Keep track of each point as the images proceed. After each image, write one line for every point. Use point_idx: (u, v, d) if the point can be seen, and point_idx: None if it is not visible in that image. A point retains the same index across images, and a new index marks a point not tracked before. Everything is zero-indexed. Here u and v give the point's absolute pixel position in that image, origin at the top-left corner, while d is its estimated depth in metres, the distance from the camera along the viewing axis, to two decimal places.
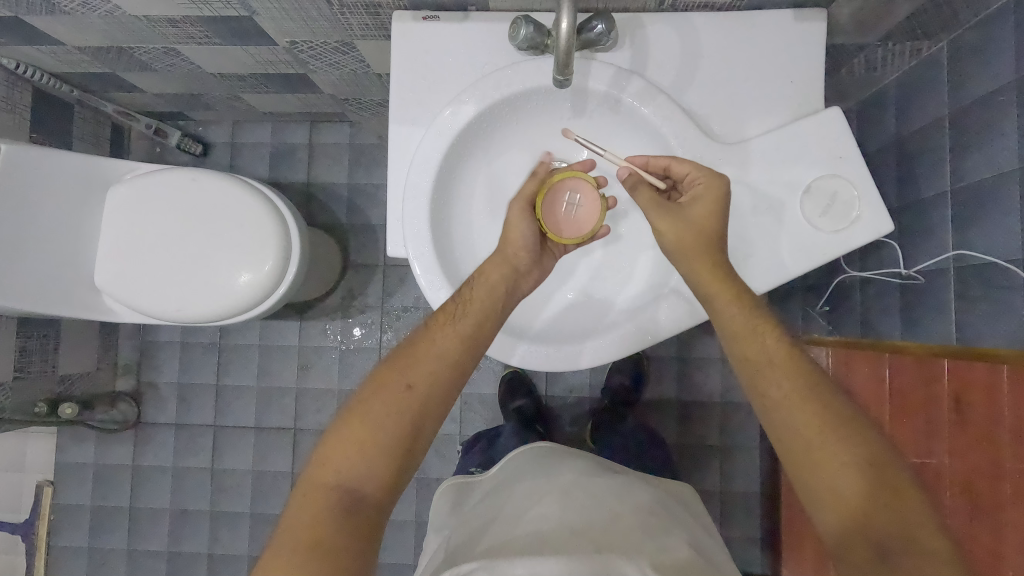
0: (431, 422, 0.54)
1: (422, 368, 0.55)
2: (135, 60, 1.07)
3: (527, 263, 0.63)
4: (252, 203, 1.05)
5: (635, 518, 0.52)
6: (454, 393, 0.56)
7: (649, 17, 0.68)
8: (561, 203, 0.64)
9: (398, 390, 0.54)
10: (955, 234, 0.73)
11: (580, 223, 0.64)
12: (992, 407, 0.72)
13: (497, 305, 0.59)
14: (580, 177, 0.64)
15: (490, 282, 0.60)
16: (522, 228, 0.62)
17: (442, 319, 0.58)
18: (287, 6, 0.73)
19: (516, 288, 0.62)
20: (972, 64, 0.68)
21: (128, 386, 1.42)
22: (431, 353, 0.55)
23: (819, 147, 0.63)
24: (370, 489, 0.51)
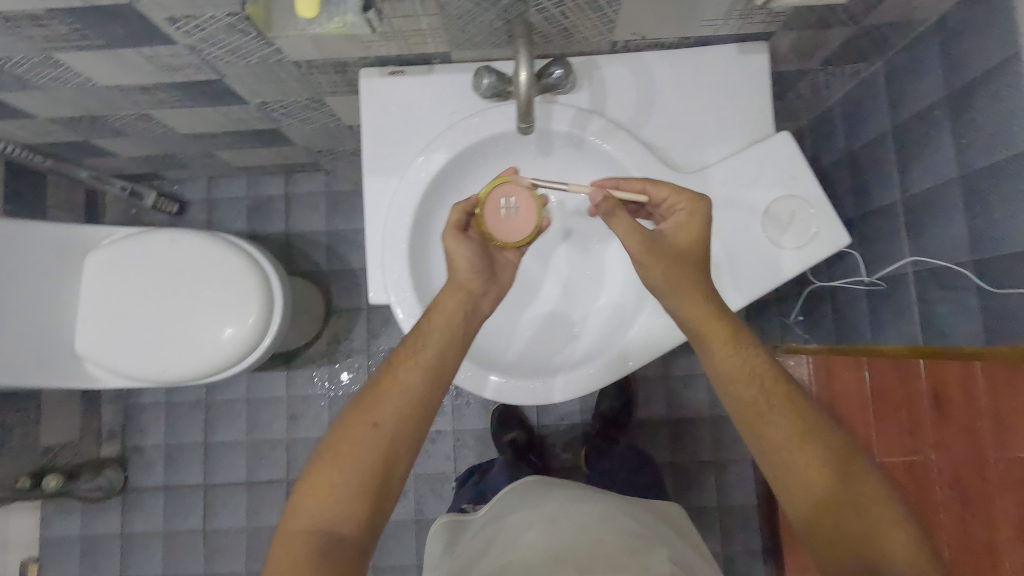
0: (401, 456, 0.54)
1: (388, 406, 0.54)
2: (108, 126, 1.09)
3: (481, 284, 0.60)
4: (229, 258, 1.06)
5: (620, 539, 0.53)
6: (425, 426, 0.55)
7: (604, 58, 0.72)
8: (497, 209, 0.63)
9: (365, 429, 0.53)
10: (909, 241, 0.77)
11: (520, 225, 0.63)
12: (970, 398, 0.73)
13: (461, 331, 0.58)
14: (511, 180, 0.63)
15: (446, 312, 0.58)
16: (460, 250, 0.60)
17: (404, 355, 0.57)
18: (258, 69, 0.76)
19: (480, 309, 0.61)
20: (907, 82, 0.74)
21: (114, 452, 1.39)
22: (394, 389, 0.55)
23: (773, 170, 0.67)
24: (345, 529, 0.50)
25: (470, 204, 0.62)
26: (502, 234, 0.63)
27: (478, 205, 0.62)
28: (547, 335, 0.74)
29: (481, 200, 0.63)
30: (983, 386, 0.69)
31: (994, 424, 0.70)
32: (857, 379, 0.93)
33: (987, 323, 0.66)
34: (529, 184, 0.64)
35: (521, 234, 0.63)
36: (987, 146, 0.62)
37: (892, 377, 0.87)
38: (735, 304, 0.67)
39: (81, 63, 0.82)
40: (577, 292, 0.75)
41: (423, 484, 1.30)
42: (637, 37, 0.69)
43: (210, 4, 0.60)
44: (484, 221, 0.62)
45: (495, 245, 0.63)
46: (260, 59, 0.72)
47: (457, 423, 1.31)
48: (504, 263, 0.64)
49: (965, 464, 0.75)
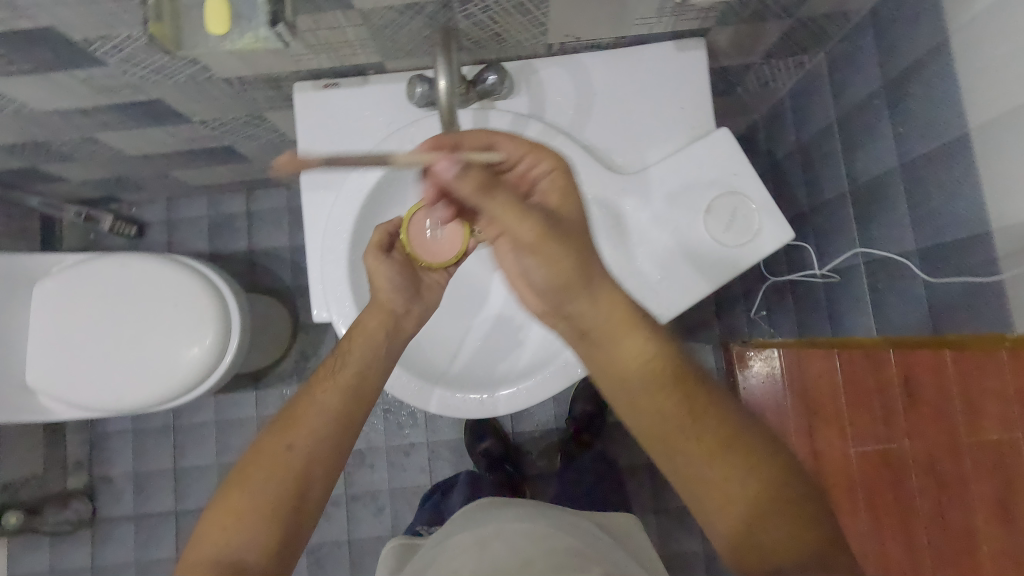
0: (315, 478, 0.53)
1: (304, 426, 0.54)
2: (53, 152, 1.06)
3: (403, 303, 0.60)
4: (183, 280, 1.04)
5: (548, 559, 0.51)
6: (344, 448, 0.56)
7: (540, 62, 0.71)
8: (422, 229, 0.61)
9: (278, 452, 0.53)
10: (859, 231, 0.76)
11: (446, 245, 0.61)
12: (942, 384, 0.71)
13: (381, 350, 0.59)
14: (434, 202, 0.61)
15: (368, 333, 0.59)
16: (381, 270, 0.60)
17: (322, 377, 0.57)
18: (190, 88, 0.74)
19: (403, 329, 0.61)
20: (847, 73, 0.73)
21: (80, 483, 1.35)
22: (309, 411, 0.55)
23: (712, 168, 0.66)
24: (252, 555, 0.48)
25: (391, 226, 0.62)
26: (428, 253, 0.61)
27: (402, 224, 0.61)
28: (491, 345, 0.73)
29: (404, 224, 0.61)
30: (956, 373, 0.68)
31: (967, 410, 0.68)
32: (825, 371, 0.87)
33: (933, 312, 0.66)
34: None
35: (447, 253, 0.61)
36: (925, 134, 0.62)
37: (862, 368, 0.82)
38: (678, 306, 0.67)
39: (11, 89, 0.80)
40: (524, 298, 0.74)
41: (399, 499, 1.28)
42: (571, 38, 0.68)
43: (123, 24, 0.58)
44: (409, 241, 0.61)
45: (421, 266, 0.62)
46: (188, 77, 0.71)
47: (430, 436, 1.29)
48: (430, 284, 0.63)
49: (939, 453, 0.74)
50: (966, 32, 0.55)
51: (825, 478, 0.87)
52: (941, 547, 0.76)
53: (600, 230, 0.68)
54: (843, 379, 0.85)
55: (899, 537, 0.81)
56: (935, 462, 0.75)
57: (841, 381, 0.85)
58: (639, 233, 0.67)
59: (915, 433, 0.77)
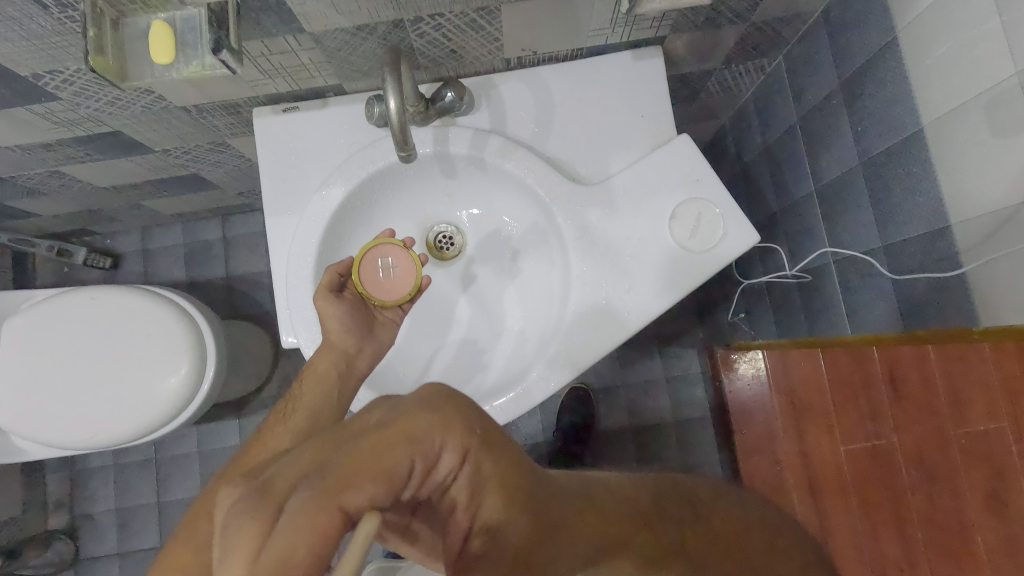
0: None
1: (248, 482, 0.50)
2: (20, 187, 1.05)
3: (355, 342, 0.59)
4: (156, 311, 1.02)
5: None
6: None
7: (499, 76, 0.71)
8: (374, 270, 0.61)
9: (220, 509, 0.48)
10: (827, 231, 0.76)
11: (378, 285, 0.61)
12: (926, 376, 0.70)
13: (335, 390, 0.56)
14: (387, 240, 0.62)
15: (319, 373, 0.57)
16: (332, 311, 0.59)
17: (274, 423, 0.55)
18: (148, 118, 0.73)
19: (355, 371, 0.58)
20: (805, 74, 0.74)
21: (62, 522, 1.32)
22: (257, 463, 0.51)
23: (675, 175, 0.66)
24: None
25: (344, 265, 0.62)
26: (362, 280, 0.61)
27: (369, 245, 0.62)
28: (462, 363, 0.71)
29: (356, 263, 0.61)
30: (941, 365, 0.68)
31: (953, 397, 0.69)
32: (812, 371, 0.79)
33: (902, 308, 0.66)
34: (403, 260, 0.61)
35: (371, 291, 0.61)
36: (881, 132, 0.62)
37: (846, 366, 0.76)
38: (650, 314, 0.65)
39: None
40: (493, 315, 0.73)
41: None
42: (528, 52, 0.69)
43: (70, 57, 0.58)
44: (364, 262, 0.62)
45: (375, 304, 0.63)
46: (144, 108, 0.70)
47: None
48: (384, 321, 0.62)
49: (927, 446, 0.72)
50: (913, 30, 0.56)
51: (813, 479, 0.80)
52: (932, 543, 0.72)
53: (567, 242, 0.67)
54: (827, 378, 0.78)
55: (892, 539, 0.75)
56: (923, 457, 0.72)
57: (825, 380, 0.78)
58: (606, 243, 0.66)
59: (903, 426, 0.73)
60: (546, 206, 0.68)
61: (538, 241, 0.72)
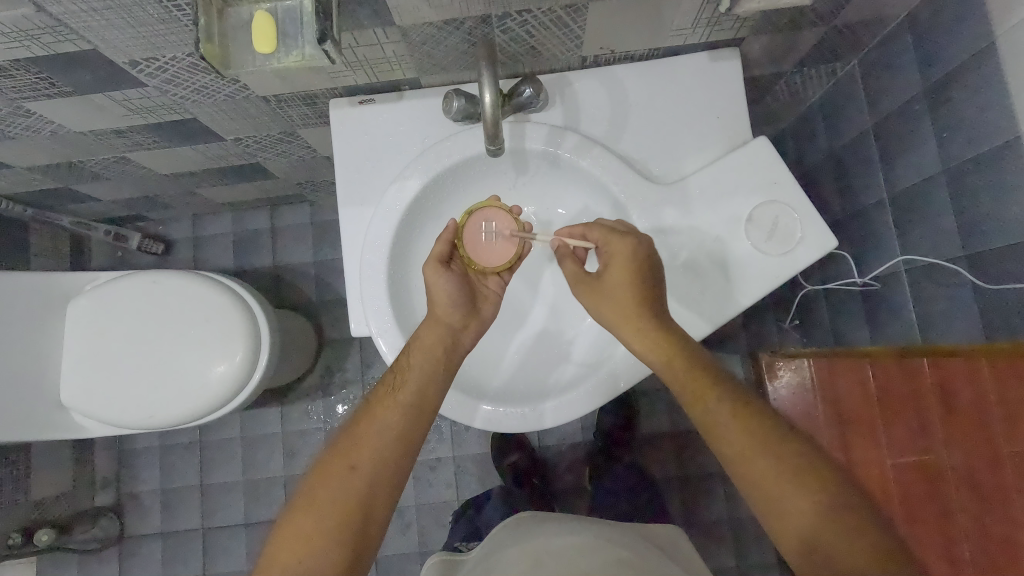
0: (380, 502, 0.53)
1: (366, 447, 0.54)
2: (86, 172, 1.08)
3: (459, 317, 0.61)
4: (215, 296, 1.04)
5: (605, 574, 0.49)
6: (403, 468, 0.55)
7: (575, 74, 0.71)
8: (477, 232, 0.64)
9: (342, 472, 0.53)
10: (901, 239, 0.75)
11: (486, 250, 0.63)
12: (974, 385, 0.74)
13: (441, 366, 0.59)
14: (495, 205, 0.64)
15: (425, 349, 0.59)
16: (441, 283, 0.60)
17: (382, 397, 0.57)
18: (227, 106, 0.76)
19: (460, 346, 0.61)
20: (883, 79, 0.73)
21: (109, 500, 1.36)
22: (371, 432, 0.55)
23: (752, 177, 0.66)
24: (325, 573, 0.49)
25: (452, 235, 0.62)
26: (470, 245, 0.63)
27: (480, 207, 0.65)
28: (532, 357, 0.72)
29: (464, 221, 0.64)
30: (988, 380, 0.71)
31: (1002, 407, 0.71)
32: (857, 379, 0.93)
33: (984, 319, 0.65)
34: (511, 208, 0.65)
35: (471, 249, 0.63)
36: (971, 139, 0.61)
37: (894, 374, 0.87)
38: (724, 314, 0.66)
39: (50, 111, 0.81)
40: (561, 310, 0.74)
41: (425, 514, 1.26)
42: (606, 50, 0.68)
43: (169, 44, 0.59)
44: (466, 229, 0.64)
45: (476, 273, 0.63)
46: (227, 96, 0.72)
47: (456, 450, 1.27)
48: (486, 295, 0.64)
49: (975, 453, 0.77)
50: (1013, 36, 0.54)
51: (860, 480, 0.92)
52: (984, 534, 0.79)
53: None
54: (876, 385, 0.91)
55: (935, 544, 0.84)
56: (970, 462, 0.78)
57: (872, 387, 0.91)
58: (679, 245, 0.66)
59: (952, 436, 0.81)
60: (620, 205, 0.68)
61: None
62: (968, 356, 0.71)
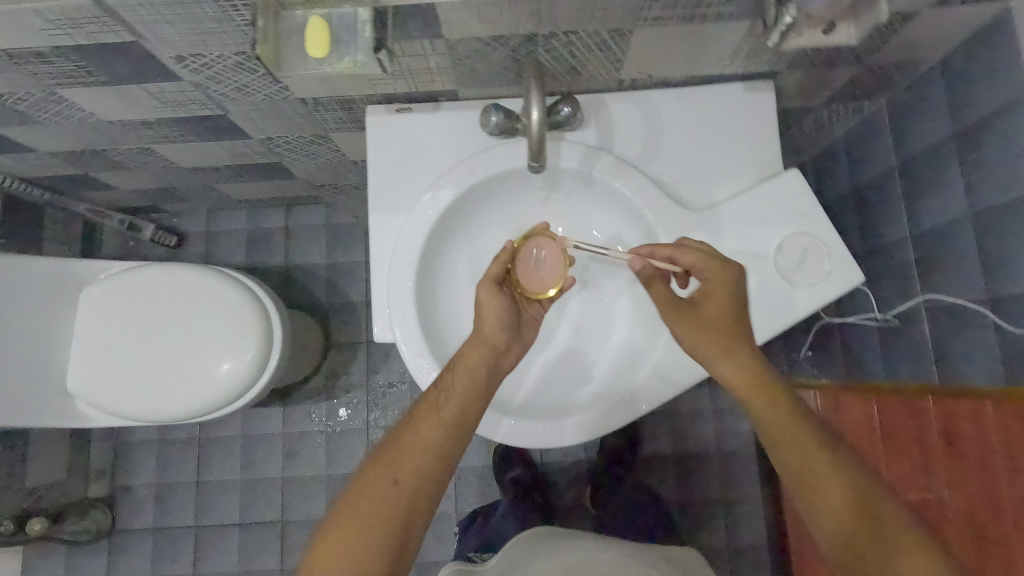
0: (419, 517, 0.53)
1: (408, 462, 0.54)
2: (109, 160, 1.08)
3: (506, 341, 0.60)
4: (231, 292, 1.04)
5: None
6: (442, 485, 0.55)
7: (611, 96, 0.72)
8: (528, 259, 0.65)
9: (384, 486, 0.53)
10: (922, 278, 0.76)
11: (542, 278, 0.64)
12: (981, 429, 0.72)
13: (483, 387, 0.58)
14: (545, 234, 0.66)
15: (470, 367, 0.58)
16: (493, 306, 0.61)
17: (425, 411, 0.57)
18: (264, 105, 0.76)
19: (501, 369, 0.60)
20: (911, 120, 0.74)
21: (101, 491, 1.34)
22: (412, 448, 0.54)
23: (782, 209, 0.67)
24: None
25: (507, 258, 0.63)
26: (524, 275, 0.64)
27: (532, 235, 0.66)
28: (555, 374, 0.72)
29: (518, 246, 0.65)
30: (996, 426, 0.69)
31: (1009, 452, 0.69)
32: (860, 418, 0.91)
33: (1005, 363, 0.65)
34: (560, 238, 0.66)
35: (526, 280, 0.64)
36: (1000, 185, 0.62)
37: (899, 415, 0.85)
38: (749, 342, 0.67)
39: (83, 99, 0.81)
40: (585, 331, 0.74)
41: None
42: (644, 75, 0.69)
43: (218, 42, 0.60)
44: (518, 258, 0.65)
45: (522, 296, 0.65)
46: (266, 96, 0.73)
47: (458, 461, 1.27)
48: (527, 320, 0.64)
49: (979, 504, 0.74)
50: None
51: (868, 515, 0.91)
52: None
53: None
54: (880, 426, 0.89)
55: None
56: (974, 513, 0.75)
57: (877, 427, 0.89)
58: None
59: (953, 485, 0.78)
60: (651, 227, 0.69)
61: None
62: (976, 398, 0.70)
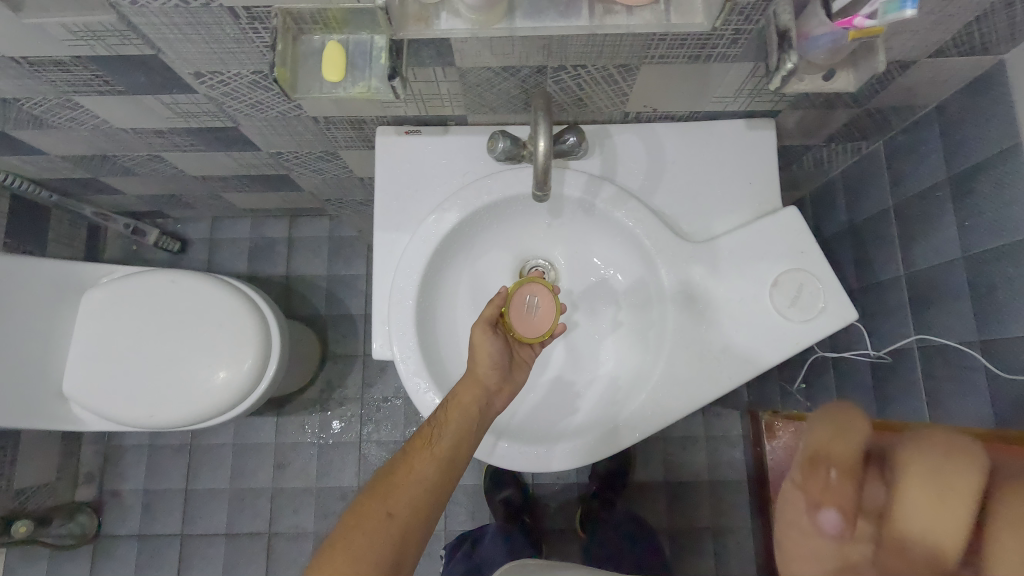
0: (411, 548, 0.54)
1: (403, 495, 0.55)
2: (118, 166, 1.09)
3: (497, 380, 0.63)
4: (232, 303, 1.05)
5: None
6: (433, 518, 0.56)
7: (616, 127, 0.73)
8: (521, 306, 0.64)
9: (378, 518, 0.53)
10: (916, 318, 0.77)
11: (534, 324, 0.64)
12: None
13: (474, 424, 0.60)
14: (540, 281, 0.65)
15: (463, 405, 0.60)
16: (486, 345, 0.63)
17: (420, 445, 0.58)
18: (276, 122, 0.78)
19: (492, 408, 0.62)
20: (907, 163, 0.76)
21: (90, 495, 1.33)
22: (408, 481, 0.56)
23: (780, 244, 0.68)
24: None
25: (502, 301, 0.65)
26: (516, 321, 0.64)
27: (526, 281, 0.65)
28: (551, 399, 0.73)
29: (513, 289, 0.65)
30: None
31: None
32: None
33: (995, 405, 0.66)
34: (554, 286, 0.66)
35: (518, 326, 0.63)
36: (993, 230, 0.64)
37: None
38: (744, 374, 0.67)
39: (98, 107, 0.82)
40: (582, 359, 0.75)
41: None
42: (649, 109, 0.71)
43: (236, 61, 0.62)
44: (510, 303, 0.64)
45: (513, 339, 0.66)
46: (279, 113, 0.75)
47: None
48: (519, 360, 0.67)
49: None
50: None
51: None
52: None
53: (667, 294, 0.69)
54: None
55: None
56: None
57: None
58: (705, 302, 0.68)
59: None
60: (650, 256, 0.70)
61: (640, 299, 0.74)
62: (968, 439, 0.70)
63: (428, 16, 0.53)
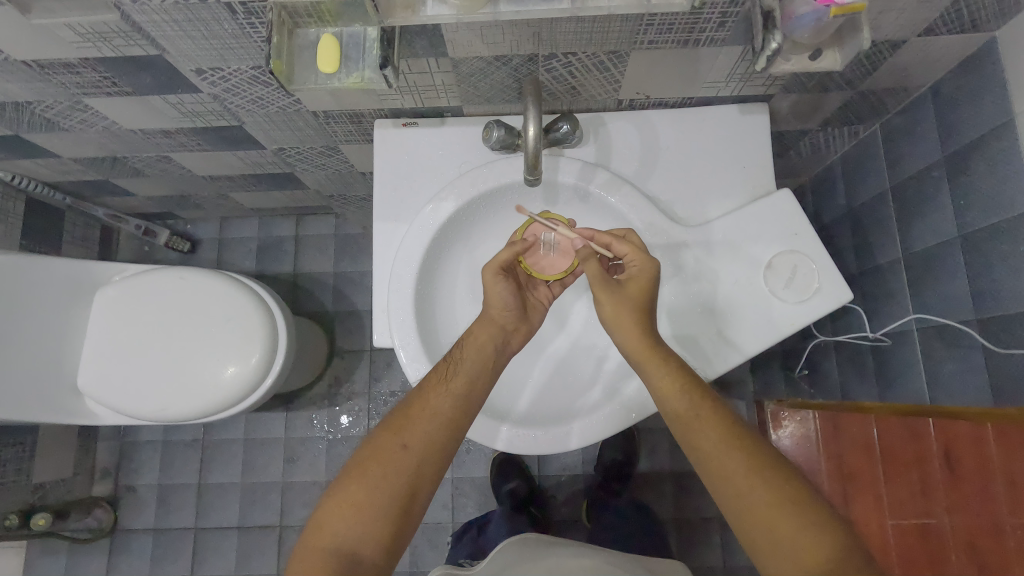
0: (426, 480, 0.56)
1: (417, 429, 0.56)
2: (128, 167, 1.12)
3: (513, 321, 0.64)
4: (240, 297, 1.07)
5: None
6: (448, 451, 0.57)
7: (610, 115, 0.74)
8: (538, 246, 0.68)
9: (393, 450, 0.55)
10: (914, 299, 0.77)
11: (550, 262, 0.68)
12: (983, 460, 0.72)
13: (490, 361, 0.61)
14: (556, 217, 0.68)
15: (479, 343, 0.61)
16: (498, 287, 0.63)
17: (435, 381, 0.59)
18: (278, 117, 0.79)
19: (508, 346, 0.64)
20: (903, 145, 0.76)
21: (106, 490, 1.36)
22: (422, 416, 0.57)
23: (774, 227, 0.69)
24: (369, 550, 0.52)
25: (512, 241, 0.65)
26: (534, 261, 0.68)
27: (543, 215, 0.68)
28: (554, 382, 0.74)
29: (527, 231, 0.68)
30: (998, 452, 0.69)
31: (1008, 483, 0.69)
32: (860, 436, 0.89)
33: (993, 383, 0.66)
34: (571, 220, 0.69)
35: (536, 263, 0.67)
36: (988, 208, 0.64)
37: (898, 437, 0.83)
38: (740, 356, 0.68)
39: (106, 108, 0.85)
40: (586, 344, 0.77)
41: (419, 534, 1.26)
42: (642, 96, 0.72)
43: (235, 55, 0.63)
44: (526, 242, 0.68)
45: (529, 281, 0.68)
46: (279, 108, 0.76)
47: (455, 471, 1.28)
48: (533, 304, 0.68)
49: (979, 531, 0.73)
50: None
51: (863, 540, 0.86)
52: None
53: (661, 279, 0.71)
54: (880, 446, 0.87)
55: None
56: (973, 539, 0.74)
57: (876, 448, 0.87)
58: (699, 285, 0.69)
59: (953, 508, 0.77)
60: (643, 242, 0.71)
61: None
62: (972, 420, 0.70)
63: (415, 4, 0.54)
